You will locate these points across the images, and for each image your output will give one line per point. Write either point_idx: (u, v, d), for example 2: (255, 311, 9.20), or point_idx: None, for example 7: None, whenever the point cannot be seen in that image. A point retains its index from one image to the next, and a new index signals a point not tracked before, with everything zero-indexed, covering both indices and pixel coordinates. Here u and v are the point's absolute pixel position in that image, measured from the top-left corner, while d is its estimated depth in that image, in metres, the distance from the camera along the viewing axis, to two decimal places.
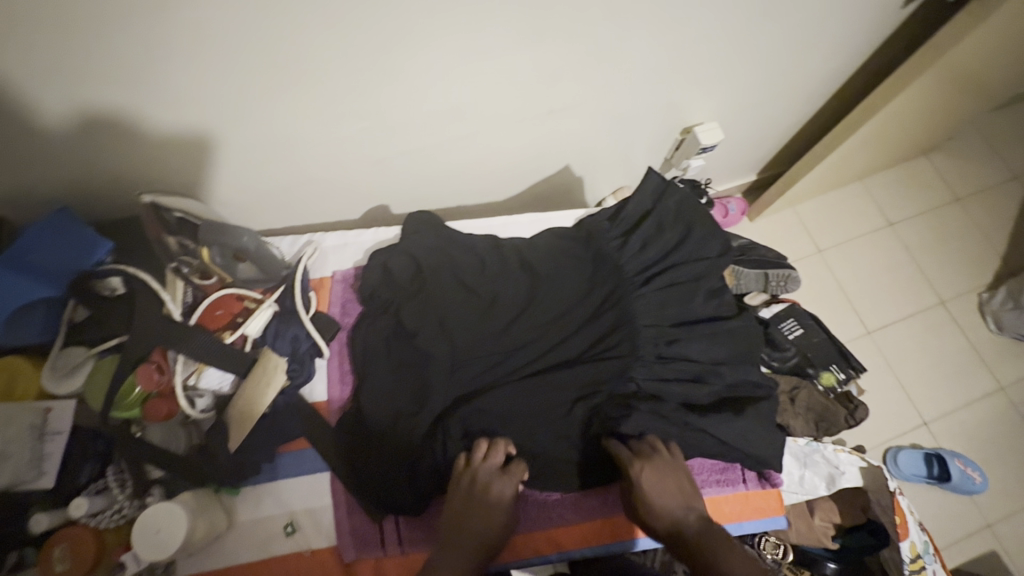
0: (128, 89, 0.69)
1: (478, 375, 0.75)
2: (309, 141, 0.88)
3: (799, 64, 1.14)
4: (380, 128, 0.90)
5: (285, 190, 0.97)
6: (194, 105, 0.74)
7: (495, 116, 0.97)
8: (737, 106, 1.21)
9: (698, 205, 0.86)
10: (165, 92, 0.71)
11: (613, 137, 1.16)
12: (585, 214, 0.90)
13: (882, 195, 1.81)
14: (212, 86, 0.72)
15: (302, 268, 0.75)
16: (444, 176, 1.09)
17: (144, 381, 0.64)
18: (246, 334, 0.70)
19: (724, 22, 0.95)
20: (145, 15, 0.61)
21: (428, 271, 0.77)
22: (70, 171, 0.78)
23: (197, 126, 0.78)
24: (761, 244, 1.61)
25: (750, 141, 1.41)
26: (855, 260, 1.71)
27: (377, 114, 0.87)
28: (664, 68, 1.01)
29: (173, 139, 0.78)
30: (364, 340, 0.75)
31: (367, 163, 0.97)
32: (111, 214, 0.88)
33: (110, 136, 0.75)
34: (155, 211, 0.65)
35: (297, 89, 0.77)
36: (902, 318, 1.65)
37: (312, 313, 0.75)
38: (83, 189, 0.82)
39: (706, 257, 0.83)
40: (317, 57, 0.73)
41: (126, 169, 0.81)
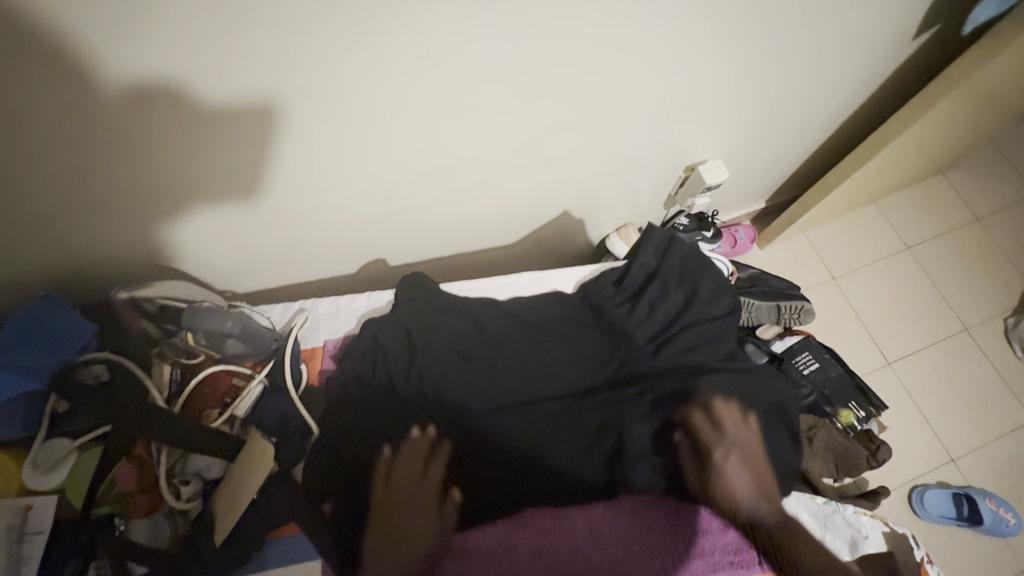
0: (167, 129, 0.66)
1: (498, 443, 0.71)
2: (317, 191, 0.85)
3: (805, 97, 1.11)
4: (375, 190, 0.90)
5: (284, 246, 0.94)
6: (238, 145, 0.71)
7: (523, 151, 0.94)
8: (746, 137, 1.18)
9: (705, 260, 0.84)
10: (202, 133, 0.68)
11: (613, 181, 1.14)
12: (583, 276, 0.88)
13: (898, 217, 1.75)
14: (257, 132, 0.70)
15: (290, 340, 0.72)
16: (443, 226, 1.06)
17: (123, 476, 0.63)
18: (235, 413, 0.68)
19: (723, 65, 0.93)
20: (208, 50, 0.58)
21: (424, 344, 0.75)
22: (83, 209, 0.73)
23: (227, 168, 0.74)
24: (772, 274, 1.57)
25: (758, 169, 1.37)
26: (871, 287, 1.65)
27: (370, 177, 0.86)
28: (665, 111, 0.99)
29: (204, 177, 0.75)
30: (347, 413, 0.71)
31: (362, 221, 0.96)
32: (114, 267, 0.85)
33: (136, 174, 0.71)
34: (135, 303, 0.69)
35: (288, 158, 0.77)
36: (924, 346, 1.58)
37: (302, 388, 0.72)
38: (89, 238, 0.78)
39: (716, 315, 0.80)
40: (303, 125, 0.72)
41: (144, 209, 0.77)
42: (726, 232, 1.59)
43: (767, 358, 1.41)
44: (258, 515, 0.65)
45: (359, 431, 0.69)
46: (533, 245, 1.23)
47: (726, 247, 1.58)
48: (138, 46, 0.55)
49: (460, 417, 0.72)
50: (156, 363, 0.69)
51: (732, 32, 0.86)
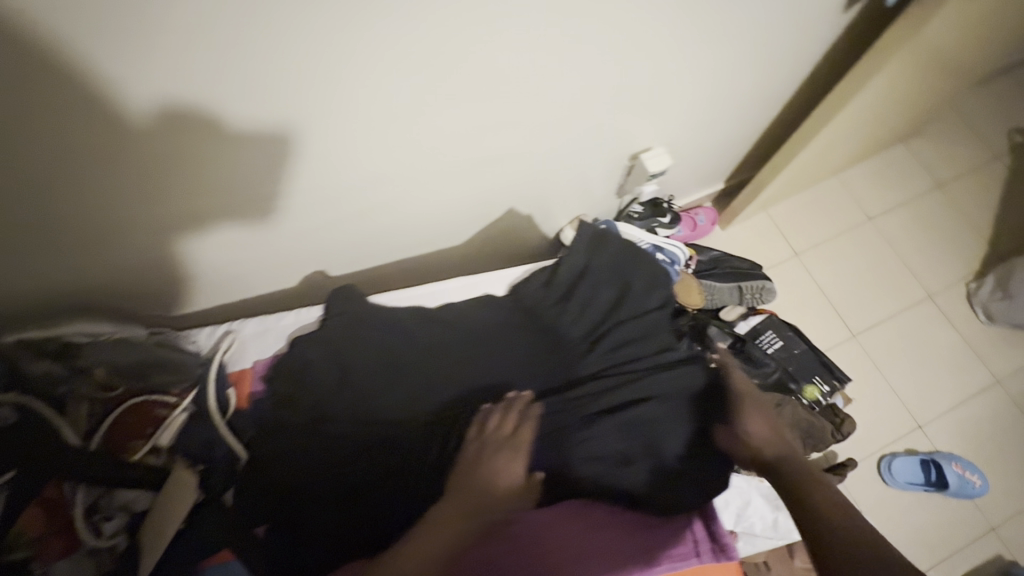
0: (178, 154, 0.66)
1: (435, 454, 0.69)
2: (326, 202, 0.86)
3: (743, 78, 1.10)
4: (296, 212, 0.84)
5: (225, 275, 0.91)
6: (255, 164, 0.72)
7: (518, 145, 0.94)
8: (692, 121, 1.17)
9: (642, 257, 0.87)
10: (211, 156, 0.68)
11: (557, 177, 1.10)
12: (517, 278, 0.89)
13: (859, 189, 1.75)
14: (275, 148, 0.71)
15: (217, 362, 0.72)
16: (380, 239, 1.02)
17: (30, 522, 0.63)
18: (159, 444, 0.69)
19: (658, 52, 0.89)
20: (224, 67, 0.58)
21: (352, 362, 0.73)
22: (83, 245, 0.72)
23: (230, 190, 0.74)
24: (733, 255, 1.58)
25: (709, 151, 1.36)
26: (834, 261, 1.65)
27: (288, 199, 0.81)
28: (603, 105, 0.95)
29: (212, 200, 0.75)
30: (272, 444, 0.68)
31: (287, 243, 0.90)
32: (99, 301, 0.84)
33: (139, 206, 0.70)
34: (27, 345, 0.70)
35: (192, 188, 0.71)
36: (889, 316, 1.59)
37: (230, 413, 0.71)
38: (80, 275, 0.77)
39: (646, 309, 0.83)
40: (201, 151, 0.66)
41: (144, 239, 0.76)
42: (685, 216, 1.58)
43: (731, 340, 1.39)
44: (188, 545, 0.63)
45: (287, 453, 0.67)
46: (484, 245, 1.22)
47: (687, 231, 1.57)
48: (156, 71, 0.55)
49: (397, 432, 0.70)
50: (71, 404, 0.69)
51: (662, 20, 0.82)
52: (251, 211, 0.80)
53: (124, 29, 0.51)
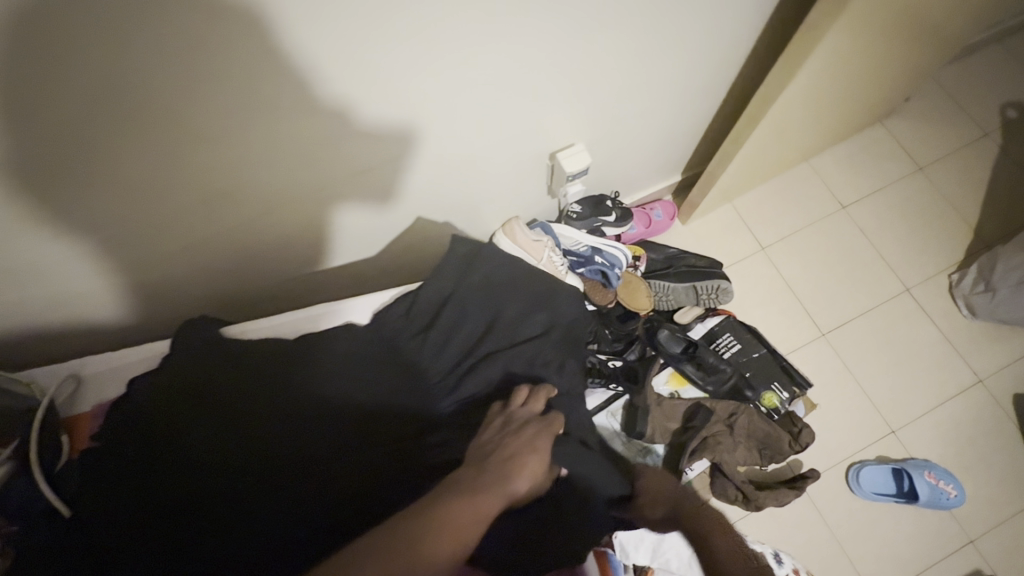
0: (239, 134, 0.70)
1: (275, 496, 0.62)
2: (337, 203, 0.91)
3: (668, 61, 1.01)
4: (138, 236, 0.77)
5: (120, 288, 0.86)
6: (341, 157, 0.81)
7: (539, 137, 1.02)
8: (622, 109, 1.08)
9: (518, 274, 0.85)
10: (262, 142, 0.72)
11: (458, 181, 1.03)
12: (381, 304, 0.85)
13: (832, 175, 1.62)
14: (364, 144, 0.81)
15: (42, 410, 0.64)
16: (257, 260, 0.94)
17: None
18: None
19: (551, 42, 0.81)
20: (374, 80, 0.71)
21: (180, 400, 0.66)
22: (101, 214, 0.71)
23: (266, 179, 0.79)
24: (692, 251, 1.48)
25: (648, 142, 1.28)
26: (804, 254, 1.54)
27: (116, 222, 0.73)
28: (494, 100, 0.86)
29: (239, 188, 0.78)
30: (77, 495, 0.61)
31: (140, 268, 0.83)
32: (56, 288, 0.79)
33: (169, 178, 0.71)
34: None
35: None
36: (863, 312, 1.48)
37: (57, 466, 0.63)
38: (59, 255, 0.74)
39: (520, 330, 0.81)
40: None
41: (162, 224, 0.77)
42: (638, 211, 1.48)
43: (683, 346, 1.29)
44: None
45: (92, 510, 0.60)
46: (402, 254, 1.13)
47: (641, 227, 1.47)
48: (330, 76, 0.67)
49: (235, 475, 0.63)
50: None
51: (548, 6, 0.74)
52: (272, 211, 0.85)
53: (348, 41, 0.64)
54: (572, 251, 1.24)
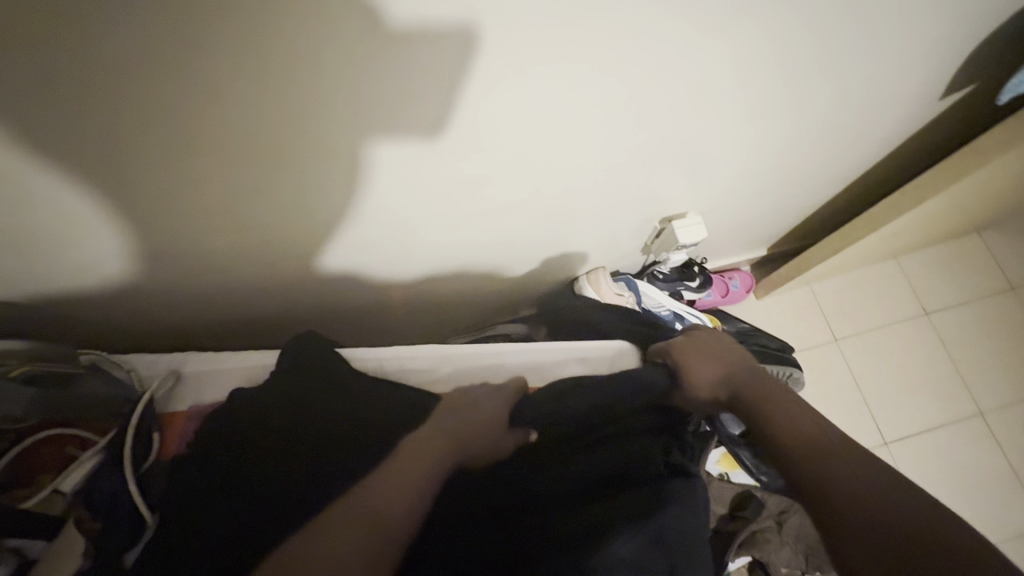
0: (300, 57, 0.46)
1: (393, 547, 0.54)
2: (460, 236, 0.88)
3: (808, 146, 0.97)
4: (261, 240, 0.73)
5: (138, 254, 0.67)
6: (423, 111, 0.57)
7: (676, 146, 0.82)
8: (749, 182, 1.04)
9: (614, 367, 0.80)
10: (335, 76, 0.49)
11: (574, 225, 0.98)
12: (484, 352, 0.83)
13: (919, 277, 1.56)
14: (439, 85, 0.55)
15: (145, 404, 0.64)
16: (356, 272, 0.89)
17: None
18: (59, 488, 0.58)
19: (740, 103, 0.76)
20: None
21: (301, 412, 0.65)
22: (94, 143, 0.49)
23: (326, 131, 0.56)
24: (764, 330, 1.44)
25: (762, 202, 1.16)
26: (876, 354, 1.48)
27: (249, 222, 0.68)
28: (667, 149, 0.82)
29: (291, 141, 0.56)
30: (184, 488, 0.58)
31: (250, 273, 0.80)
32: (39, 234, 0.59)
33: (199, 113, 0.50)
34: None
35: (168, 191, 0.59)
36: (929, 428, 1.41)
37: (147, 464, 0.62)
38: (79, 209, 0.57)
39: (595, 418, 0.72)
40: (187, 150, 0.54)
41: (183, 168, 0.56)
42: (718, 278, 1.43)
43: None
44: None
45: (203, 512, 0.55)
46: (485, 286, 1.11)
47: (718, 295, 1.43)
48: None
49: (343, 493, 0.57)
50: None
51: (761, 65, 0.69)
52: (339, 176, 0.64)
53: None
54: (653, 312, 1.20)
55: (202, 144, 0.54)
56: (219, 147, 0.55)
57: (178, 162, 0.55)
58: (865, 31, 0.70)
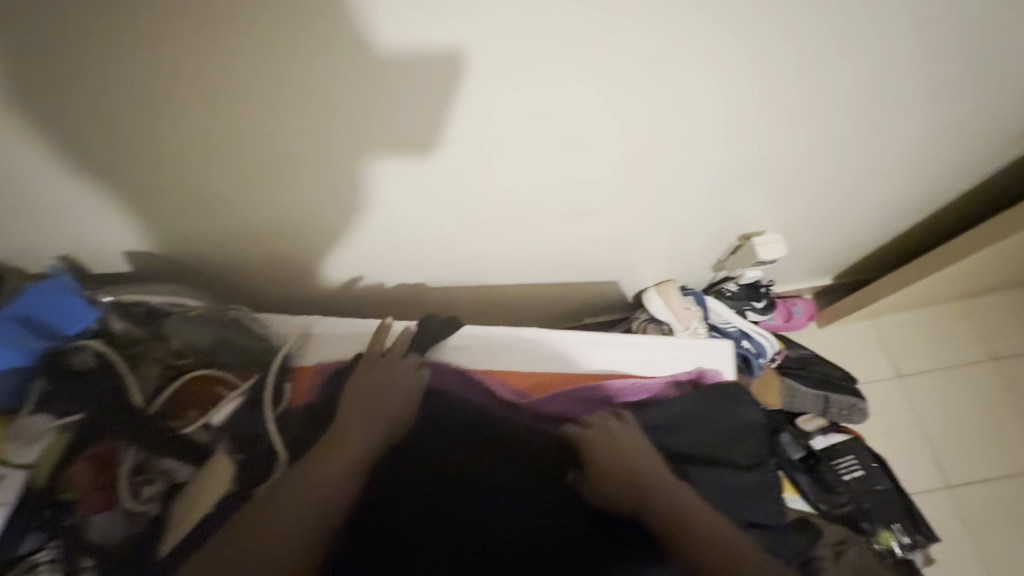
0: (267, 36, 0.49)
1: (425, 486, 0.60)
2: (557, 240, 0.92)
3: (897, 180, 0.99)
4: (383, 220, 0.78)
5: (281, 221, 0.74)
6: (406, 126, 0.61)
7: (765, 165, 0.83)
8: (830, 213, 1.06)
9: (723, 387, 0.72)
10: (314, 61, 0.51)
11: (657, 239, 1.02)
12: (593, 339, 0.78)
13: (989, 323, 1.53)
14: (417, 101, 0.57)
15: (282, 357, 0.71)
16: (451, 265, 0.94)
17: (78, 475, 0.60)
18: (207, 422, 0.65)
19: (837, 127, 0.78)
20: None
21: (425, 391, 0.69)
22: (249, 78, 0.53)
23: (425, 108, 0.59)
24: (826, 359, 1.43)
25: (839, 234, 1.17)
26: (941, 396, 1.45)
27: (380, 203, 0.74)
28: (754, 174, 0.85)
29: (412, 109, 0.59)
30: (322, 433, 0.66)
31: (367, 251, 0.85)
32: (177, 173, 0.64)
33: (311, 68, 0.53)
34: (124, 306, 0.68)
35: (298, 160, 0.64)
36: (996, 477, 1.36)
37: (280, 409, 0.68)
38: (220, 162, 0.64)
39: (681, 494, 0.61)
40: (321, 115, 0.58)
41: (168, 139, 0.59)
42: (780, 304, 1.44)
43: (803, 455, 1.24)
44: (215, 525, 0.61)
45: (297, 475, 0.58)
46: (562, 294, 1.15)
47: (779, 320, 1.43)
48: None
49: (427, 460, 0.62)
50: (140, 362, 0.66)
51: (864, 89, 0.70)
52: (329, 174, 0.67)
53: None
54: (719, 328, 1.22)
55: (333, 110, 0.58)
56: (349, 118, 0.59)
57: (311, 127, 0.60)
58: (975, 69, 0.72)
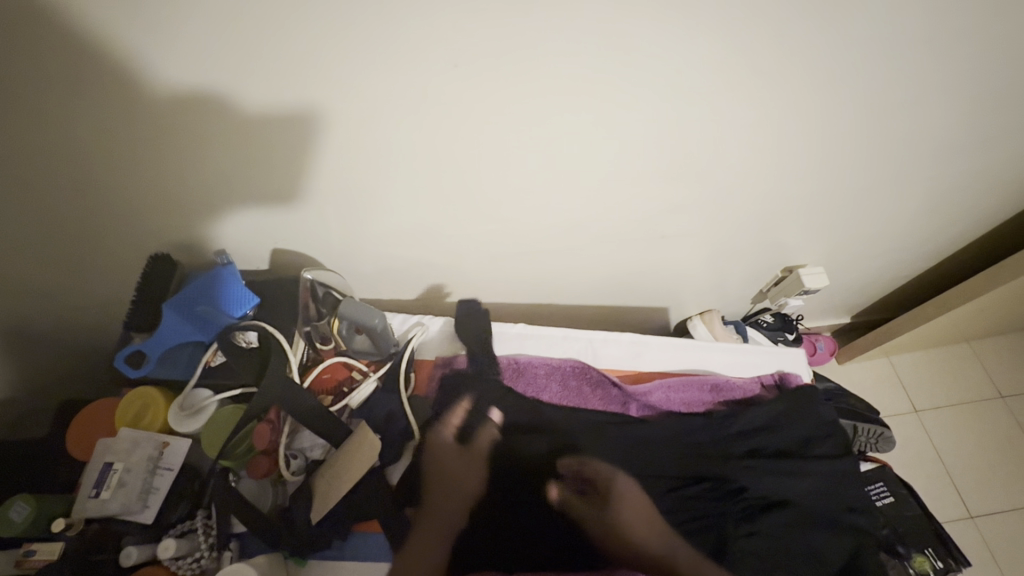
0: (99, 96, 0.55)
1: (500, 483, 0.68)
2: (634, 259, 1.01)
3: (923, 225, 1.12)
4: (498, 232, 0.86)
5: (405, 230, 0.82)
6: (278, 178, 0.68)
7: (813, 197, 0.93)
8: (862, 252, 1.18)
9: (800, 389, 0.81)
10: (202, 108, 0.58)
11: (713, 267, 1.12)
12: (690, 344, 0.86)
13: (993, 364, 1.66)
14: (381, 124, 0.64)
15: (410, 349, 0.77)
16: (535, 283, 1.02)
17: (257, 438, 0.65)
18: (348, 404, 0.72)
19: (880, 171, 0.90)
20: (264, 61, 0.54)
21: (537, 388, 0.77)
22: (368, 72, 0.57)
23: (532, 113, 0.66)
24: (851, 392, 1.53)
25: (867, 273, 1.30)
26: (957, 431, 1.55)
27: (502, 218, 0.83)
28: (804, 208, 0.96)
29: (517, 110, 0.65)
30: (460, 417, 0.73)
31: (473, 262, 0.93)
32: (272, 171, 0.67)
33: (427, 64, 0.58)
34: (310, 286, 0.74)
35: (424, 171, 0.72)
36: (1013, 508, 1.44)
37: (409, 392, 0.75)
38: (315, 160, 0.67)
39: (790, 488, 0.71)
40: (437, 115, 0.64)
41: (145, 143, 0.61)
42: (806, 339, 1.55)
43: None
44: (359, 496, 0.66)
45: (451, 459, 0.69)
46: (624, 321, 1.24)
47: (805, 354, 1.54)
48: (180, 46, 0.52)
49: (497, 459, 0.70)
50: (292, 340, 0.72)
51: (903, 135, 0.82)
52: (317, 187, 0.71)
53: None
54: None
55: (444, 105, 0.63)
56: (459, 115, 0.64)
57: (418, 125, 0.65)
58: (1004, 126, 0.86)
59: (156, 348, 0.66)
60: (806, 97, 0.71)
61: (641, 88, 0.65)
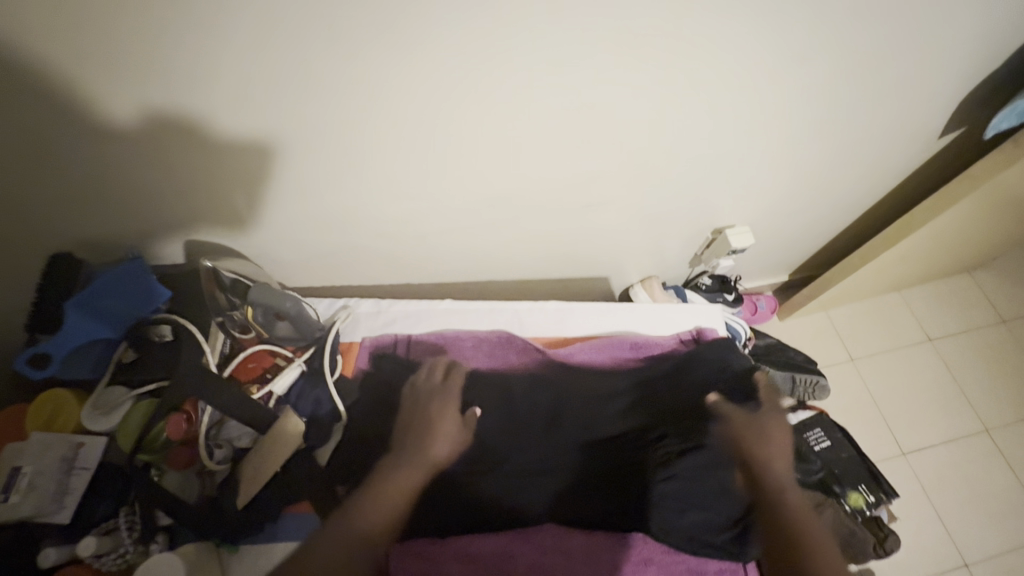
0: None
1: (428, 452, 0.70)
2: (564, 233, 1.03)
3: (841, 182, 1.17)
4: (422, 212, 0.85)
5: (323, 216, 0.81)
6: (170, 164, 0.65)
7: (730, 161, 0.96)
8: (788, 211, 1.22)
9: (715, 341, 0.86)
10: (67, 92, 0.55)
11: (645, 234, 1.14)
12: (614, 308, 0.90)
13: (921, 310, 1.76)
14: (273, 104, 0.61)
15: (335, 331, 0.77)
16: (468, 262, 1.03)
17: (171, 429, 0.65)
18: (273, 391, 0.72)
19: (789, 131, 0.93)
20: (127, 37, 0.51)
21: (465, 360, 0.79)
22: (247, 48, 0.55)
23: (435, 87, 0.64)
24: (791, 346, 1.60)
25: (796, 231, 1.35)
26: (890, 375, 1.64)
27: (424, 197, 0.82)
28: (722, 171, 0.98)
29: (419, 84, 0.63)
30: (387, 395, 0.74)
31: (400, 244, 0.92)
32: (163, 159, 0.64)
33: (311, 36, 0.55)
34: (214, 274, 0.72)
35: (331, 152, 0.70)
36: (941, 442, 1.55)
37: (336, 376, 0.75)
38: (207, 145, 0.64)
39: (706, 432, 0.75)
40: (335, 91, 0.62)
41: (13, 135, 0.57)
42: (748, 299, 1.60)
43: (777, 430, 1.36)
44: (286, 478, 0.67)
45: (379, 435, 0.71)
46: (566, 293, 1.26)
47: (747, 313, 1.60)
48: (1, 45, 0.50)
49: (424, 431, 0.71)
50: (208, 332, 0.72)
51: (804, 95, 0.85)
52: (214, 175, 0.68)
53: (74, 13, 0.48)
54: None
55: (340, 81, 0.61)
56: (358, 92, 0.63)
57: (315, 103, 0.63)
58: (897, 81, 0.89)
59: (60, 348, 0.64)
60: (706, 63, 0.72)
61: (566, 78, 0.68)
